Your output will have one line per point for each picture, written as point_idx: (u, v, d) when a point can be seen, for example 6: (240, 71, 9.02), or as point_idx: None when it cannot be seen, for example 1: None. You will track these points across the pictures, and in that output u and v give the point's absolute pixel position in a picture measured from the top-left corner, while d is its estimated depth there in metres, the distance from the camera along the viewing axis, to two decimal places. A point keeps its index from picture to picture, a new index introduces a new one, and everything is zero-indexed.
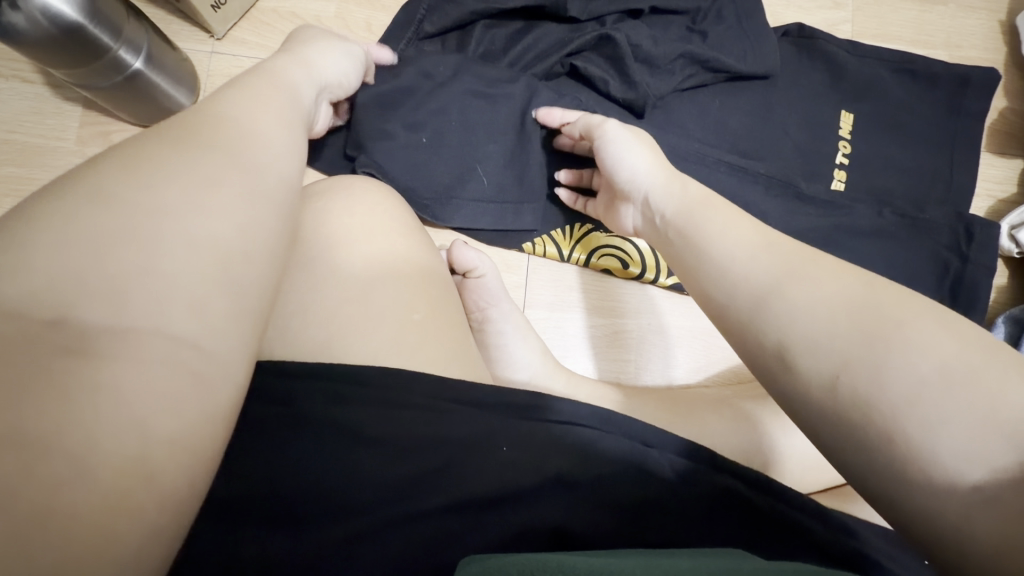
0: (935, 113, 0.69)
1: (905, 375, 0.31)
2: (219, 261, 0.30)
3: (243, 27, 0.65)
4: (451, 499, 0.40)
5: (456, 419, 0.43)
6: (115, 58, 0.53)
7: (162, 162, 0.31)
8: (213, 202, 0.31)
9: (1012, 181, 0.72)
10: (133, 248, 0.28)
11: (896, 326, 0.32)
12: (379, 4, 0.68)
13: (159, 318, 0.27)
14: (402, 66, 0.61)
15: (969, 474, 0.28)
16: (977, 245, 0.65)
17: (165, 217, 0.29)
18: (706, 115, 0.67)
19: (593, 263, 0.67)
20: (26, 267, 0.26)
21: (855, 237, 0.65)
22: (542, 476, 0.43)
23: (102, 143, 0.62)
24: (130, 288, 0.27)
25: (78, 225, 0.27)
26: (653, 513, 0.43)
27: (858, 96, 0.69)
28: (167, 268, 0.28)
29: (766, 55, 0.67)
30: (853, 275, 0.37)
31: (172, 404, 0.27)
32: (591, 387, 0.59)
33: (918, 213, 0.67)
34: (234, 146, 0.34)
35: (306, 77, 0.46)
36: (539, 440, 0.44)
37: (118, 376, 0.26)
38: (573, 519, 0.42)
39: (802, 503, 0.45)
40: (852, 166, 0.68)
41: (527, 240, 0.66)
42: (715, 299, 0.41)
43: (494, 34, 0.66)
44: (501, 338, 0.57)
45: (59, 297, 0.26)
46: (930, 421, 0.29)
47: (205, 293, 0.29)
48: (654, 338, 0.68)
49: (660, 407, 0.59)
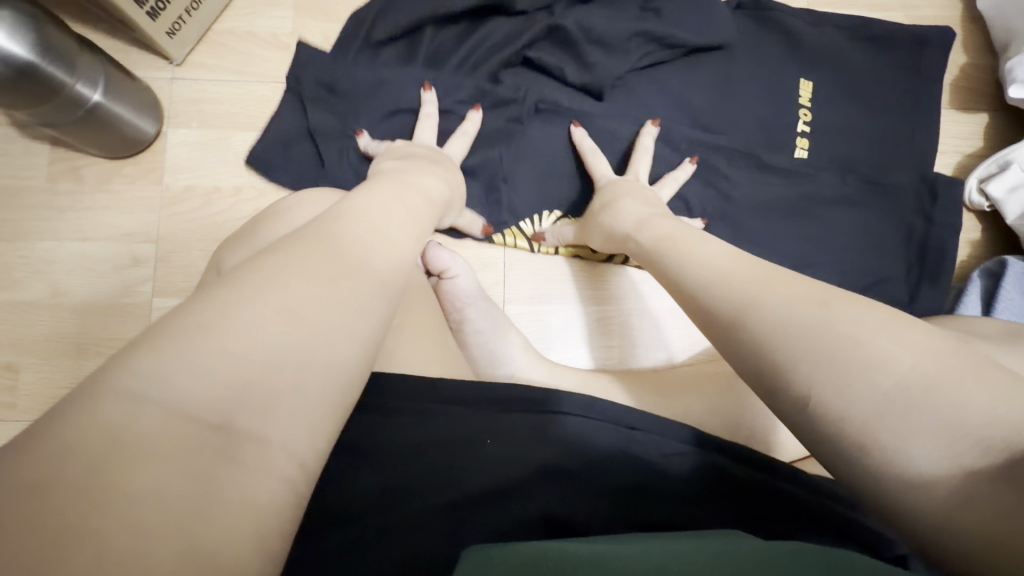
0: (896, 76, 0.69)
1: (867, 390, 0.27)
2: (344, 359, 0.27)
3: (202, 51, 0.65)
4: (445, 499, 0.41)
5: (443, 420, 0.44)
6: (73, 93, 0.54)
7: (305, 254, 0.29)
8: (356, 306, 0.29)
9: (978, 137, 0.71)
10: (280, 344, 0.25)
11: (851, 346, 0.28)
12: (336, 15, 0.66)
13: (288, 427, 0.24)
14: (352, 74, 0.63)
15: (943, 483, 0.25)
16: (940, 205, 0.67)
17: (312, 315, 0.27)
18: (667, 93, 0.67)
19: (565, 251, 0.67)
20: (179, 350, 0.23)
21: (823, 206, 0.67)
22: (531, 465, 0.43)
23: (72, 178, 0.62)
24: (273, 391, 0.25)
25: (231, 309, 0.25)
26: (648, 494, 0.44)
27: (816, 64, 0.69)
28: (307, 368, 0.26)
29: (721, 25, 0.66)
30: (817, 295, 0.32)
31: (279, 522, 0.23)
32: (575, 376, 0.59)
33: (881, 177, 0.68)
34: (356, 232, 0.32)
35: (436, 180, 0.49)
36: (525, 431, 0.45)
37: (251, 468, 0.23)
38: (563, 504, 0.42)
39: (787, 472, 0.46)
40: (814, 133, 0.68)
41: (498, 232, 0.66)
42: (682, 285, 0.40)
43: (442, 37, 0.65)
44: (480, 337, 0.58)
45: (216, 404, 0.23)
46: (894, 432, 0.26)
47: (328, 400, 0.26)
48: (637, 320, 0.68)
49: (643, 389, 0.60)
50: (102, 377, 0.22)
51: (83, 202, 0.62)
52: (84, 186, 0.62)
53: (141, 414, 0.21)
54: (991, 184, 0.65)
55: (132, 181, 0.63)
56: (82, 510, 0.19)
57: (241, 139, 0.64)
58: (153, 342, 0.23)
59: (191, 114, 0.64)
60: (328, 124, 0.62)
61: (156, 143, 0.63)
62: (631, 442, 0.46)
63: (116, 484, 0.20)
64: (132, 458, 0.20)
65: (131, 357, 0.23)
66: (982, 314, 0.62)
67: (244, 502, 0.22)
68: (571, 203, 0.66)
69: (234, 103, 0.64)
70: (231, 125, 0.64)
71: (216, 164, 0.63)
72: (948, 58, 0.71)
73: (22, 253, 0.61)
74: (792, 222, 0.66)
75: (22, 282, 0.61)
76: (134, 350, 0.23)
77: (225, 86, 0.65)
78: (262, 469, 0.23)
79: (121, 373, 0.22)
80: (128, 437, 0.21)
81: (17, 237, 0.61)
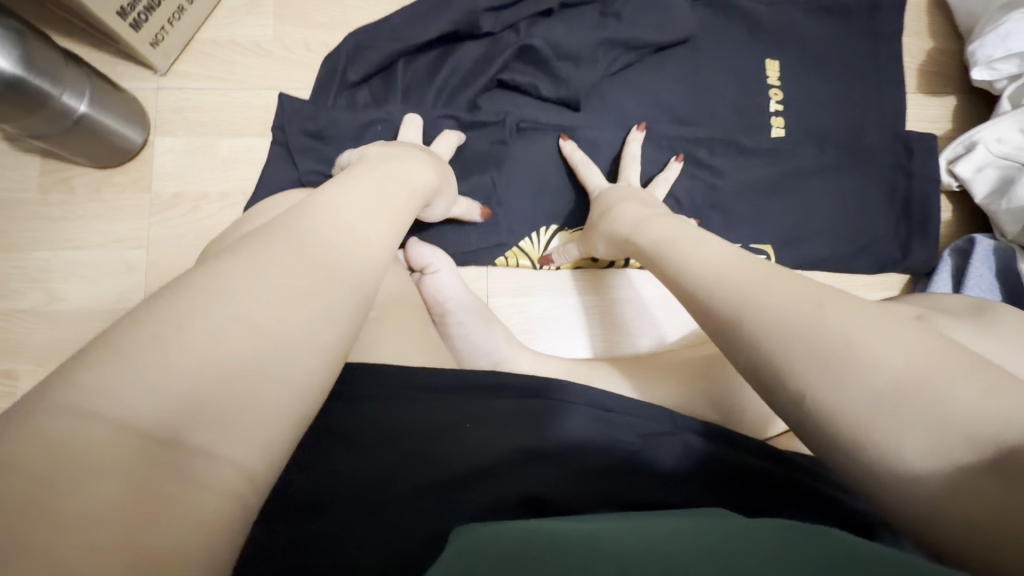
0: (866, 62, 0.70)
1: (861, 390, 0.29)
2: (298, 368, 0.28)
3: (186, 60, 0.66)
4: (435, 477, 0.43)
5: (424, 406, 0.46)
6: (59, 105, 0.55)
7: (262, 260, 0.30)
8: (315, 316, 0.29)
9: (947, 119, 0.72)
10: (232, 359, 0.26)
11: (845, 348, 0.30)
12: (314, 21, 0.68)
13: (239, 439, 0.25)
14: (333, 116, 0.62)
15: (936, 475, 0.27)
16: (918, 160, 0.68)
17: (267, 329, 0.27)
18: (641, 90, 0.68)
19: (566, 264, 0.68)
20: (127, 363, 0.24)
21: (801, 179, 0.68)
22: (516, 445, 0.46)
23: (63, 189, 0.64)
24: (225, 402, 0.25)
25: (183, 320, 0.26)
26: (627, 473, 0.46)
27: (778, 43, 0.70)
28: (261, 383, 0.26)
29: (681, 20, 0.67)
30: (809, 294, 0.33)
31: (227, 530, 0.24)
32: (557, 364, 0.61)
33: (855, 141, 0.69)
34: (321, 232, 0.32)
35: (425, 166, 0.48)
36: (503, 412, 0.47)
37: (198, 479, 0.24)
38: (548, 484, 0.44)
39: (757, 449, 0.49)
40: (788, 111, 0.70)
41: (500, 255, 0.66)
42: (671, 264, 0.43)
43: (415, 69, 0.66)
44: (463, 328, 0.59)
45: (165, 418, 0.24)
46: (887, 429, 0.28)
47: (281, 409, 0.27)
48: (620, 306, 0.69)
49: (621, 371, 0.61)
50: (50, 391, 0.23)
51: (74, 211, 0.64)
52: (76, 196, 0.64)
53: (87, 431, 0.22)
54: (959, 165, 0.67)
55: (122, 189, 0.65)
56: (24, 529, 0.20)
57: (227, 145, 0.66)
58: (102, 355, 0.24)
59: (176, 123, 0.66)
60: (318, 172, 0.62)
61: (143, 151, 0.65)
62: (609, 424, 0.48)
63: (61, 501, 0.21)
64: (77, 476, 0.21)
65: (79, 372, 0.24)
66: (953, 291, 0.64)
67: (191, 514, 0.23)
68: (567, 215, 0.67)
69: (219, 110, 0.66)
70: (216, 132, 0.66)
71: (203, 170, 0.65)
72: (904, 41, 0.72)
73: (16, 262, 0.63)
74: (777, 199, 0.68)
75: (18, 290, 0.62)
76: (84, 363, 0.24)
77: (209, 93, 0.66)
78: (209, 479, 0.24)
79: (68, 390, 0.23)
80: (74, 456, 0.22)
81: (11, 247, 0.63)
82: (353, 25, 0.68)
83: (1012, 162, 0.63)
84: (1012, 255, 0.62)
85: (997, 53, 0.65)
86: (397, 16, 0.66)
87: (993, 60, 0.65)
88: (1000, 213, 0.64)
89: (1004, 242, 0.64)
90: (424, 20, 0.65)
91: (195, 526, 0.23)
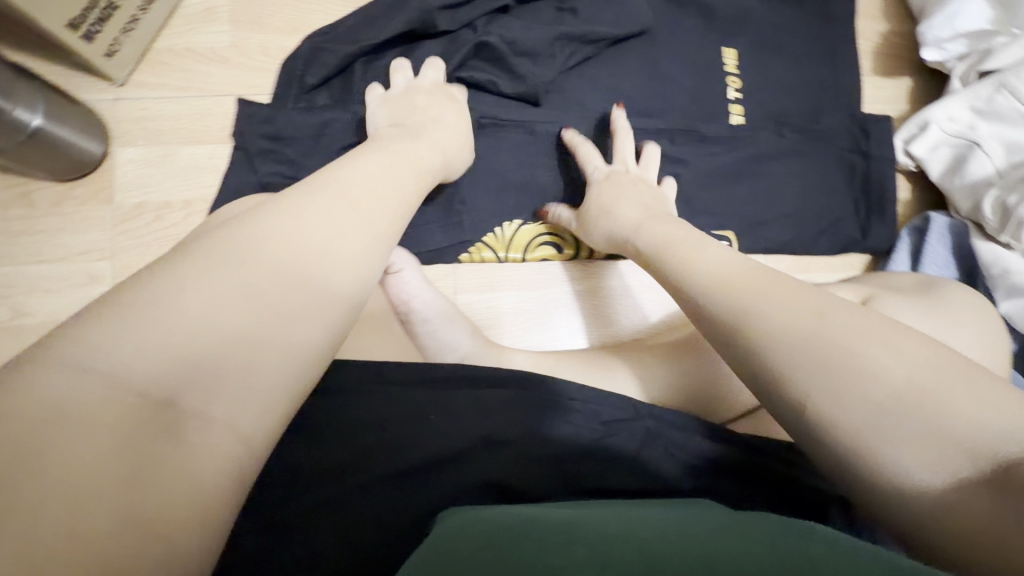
0: (820, 46, 0.71)
1: (860, 403, 0.31)
2: (292, 340, 0.31)
3: (143, 70, 0.66)
4: (389, 470, 0.45)
5: (381, 399, 0.49)
6: (13, 118, 0.56)
7: (257, 234, 0.32)
8: (307, 288, 0.32)
9: (903, 100, 0.74)
10: (228, 329, 0.29)
11: (852, 359, 0.32)
12: (270, 25, 0.68)
13: (230, 406, 0.28)
14: (292, 118, 0.62)
15: (932, 482, 0.29)
16: (875, 141, 0.69)
17: (264, 302, 0.30)
18: (600, 83, 0.69)
19: (531, 257, 0.67)
20: (129, 326, 0.27)
21: (763, 163, 0.68)
22: (472, 437, 0.48)
23: (23, 204, 0.64)
24: (218, 367, 0.29)
25: (179, 289, 0.29)
26: (586, 459, 0.49)
27: (734, 31, 0.71)
28: (253, 354, 0.29)
29: (636, 13, 0.68)
30: (810, 302, 0.35)
31: (221, 486, 0.27)
32: (523, 357, 0.61)
33: (812, 124, 0.69)
34: (320, 204, 0.34)
35: (428, 150, 0.50)
36: (463, 404, 0.50)
37: (190, 434, 0.27)
38: (507, 471, 0.47)
39: (723, 435, 0.51)
40: (746, 98, 0.70)
41: (463, 251, 0.66)
42: (660, 261, 0.44)
43: (374, 71, 0.66)
44: (429, 325, 0.60)
45: (163, 379, 0.27)
46: (884, 440, 0.30)
47: (273, 377, 0.30)
48: (586, 297, 0.69)
49: (588, 360, 0.62)
50: (56, 350, 0.26)
51: (35, 226, 0.64)
52: (36, 211, 0.64)
53: (90, 387, 0.25)
54: (916, 146, 0.67)
55: (83, 202, 0.65)
56: (29, 470, 0.23)
57: (188, 153, 0.66)
58: (105, 317, 0.27)
59: (136, 132, 0.66)
60: (279, 174, 0.62)
61: (104, 163, 0.65)
62: (566, 412, 0.51)
63: (60, 450, 0.23)
64: (78, 428, 0.24)
65: (86, 331, 0.27)
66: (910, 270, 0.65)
67: (180, 467, 0.26)
68: (533, 210, 0.66)
69: (178, 119, 0.66)
70: (176, 140, 0.66)
71: (165, 180, 0.65)
72: (857, 25, 0.74)
73: None
74: (738, 185, 0.68)
75: None
76: (92, 321, 0.27)
77: (168, 102, 0.66)
78: (200, 437, 0.27)
79: (71, 348, 0.26)
80: (75, 410, 0.25)
81: None
82: (309, 28, 0.68)
83: (963, 140, 0.65)
84: (966, 230, 0.64)
85: (945, 34, 0.67)
86: (353, 19, 0.66)
87: (942, 40, 0.67)
88: (955, 190, 0.65)
89: (958, 219, 0.65)
90: (381, 22, 0.65)
91: (185, 485, 0.26)
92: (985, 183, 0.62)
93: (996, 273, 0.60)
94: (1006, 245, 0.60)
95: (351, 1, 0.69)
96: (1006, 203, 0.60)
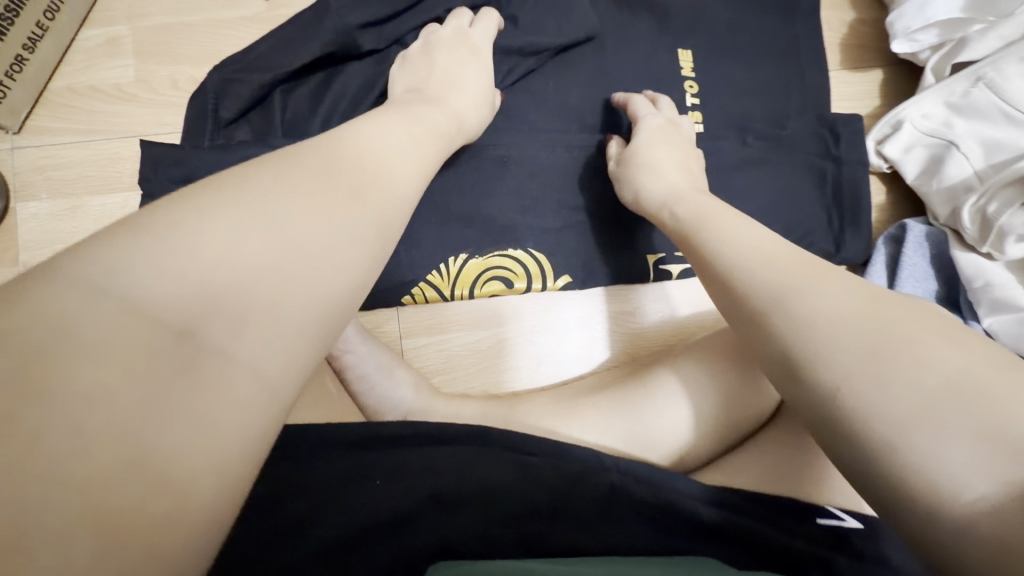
0: (781, 41, 0.66)
1: (911, 390, 0.28)
2: (319, 290, 0.28)
3: (42, 114, 0.61)
4: (338, 534, 0.43)
5: (323, 461, 0.47)
6: None
7: (291, 174, 0.30)
8: (335, 231, 0.30)
9: (874, 95, 0.68)
10: (252, 262, 0.27)
11: (900, 344, 0.30)
12: (179, 55, 0.62)
13: (254, 348, 0.26)
14: (205, 160, 0.56)
15: (978, 490, 0.26)
16: (845, 145, 0.63)
17: (291, 238, 0.28)
18: (546, 99, 0.63)
19: (479, 293, 0.62)
20: (146, 252, 0.25)
21: (728, 176, 0.62)
22: (420, 498, 0.45)
23: None
24: (241, 308, 0.26)
25: (203, 216, 0.27)
26: (552, 517, 0.46)
27: (689, 31, 0.65)
28: (279, 294, 0.27)
29: (581, 18, 0.62)
30: (855, 289, 0.34)
31: (240, 438, 0.25)
32: (474, 407, 0.57)
33: (777, 129, 0.64)
34: (349, 168, 0.33)
35: (424, 128, 0.43)
36: (411, 466, 0.47)
37: (212, 373, 0.25)
38: (457, 533, 0.44)
39: (729, 501, 0.48)
40: (705, 103, 0.64)
41: (405, 293, 0.61)
42: (693, 245, 0.43)
43: (295, 99, 0.60)
44: (367, 382, 0.56)
45: (183, 313, 0.25)
46: (928, 434, 0.27)
47: (297, 328, 0.27)
48: (541, 333, 0.64)
49: (546, 403, 0.58)
50: (71, 269, 0.24)
51: None
52: None
53: (102, 311, 0.23)
54: (888, 146, 0.62)
55: None
56: (34, 395, 0.21)
57: (97, 204, 0.60)
58: (124, 239, 0.25)
59: (38, 184, 0.60)
60: None
61: (5, 220, 0.59)
62: (526, 466, 0.48)
63: (62, 377, 0.21)
64: (83, 357, 0.22)
65: (97, 252, 0.25)
66: (887, 285, 0.60)
67: (197, 410, 0.24)
68: (478, 243, 0.60)
69: (85, 166, 0.60)
70: (84, 190, 0.60)
71: (72, 235, 0.59)
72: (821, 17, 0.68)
73: None
74: None
75: None
76: (109, 241, 0.25)
77: (72, 148, 0.61)
78: (223, 380, 0.25)
79: (88, 267, 0.24)
80: (85, 335, 0.23)
81: None
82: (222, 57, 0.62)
83: (939, 139, 0.59)
84: (945, 239, 0.60)
85: (915, 24, 0.61)
86: (267, 42, 0.60)
87: (913, 31, 0.61)
88: (932, 195, 0.60)
89: (935, 227, 0.61)
90: (299, 44, 0.59)
91: (201, 433, 0.23)
92: (964, 187, 0.58)
93: (979, 286, 0.56)
94: (987, 255, 0.56)
95: (267, 22, 0.63)
96: (986, 211, 0.55)
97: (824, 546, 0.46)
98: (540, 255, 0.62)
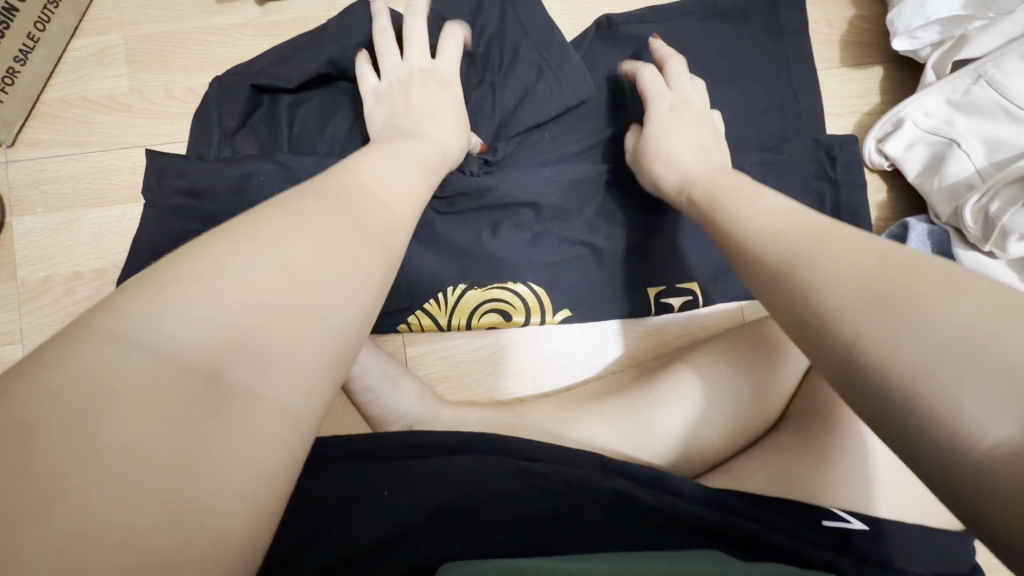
0: (783, 40, 0.65)
1: (918, 339, 0.26)
2: (338, 324, 0.28)
3: (35, 126, 0.60)
4: (347, 551, 0.43)
5: (331, 475, 0.46)
6: None
7: (302, 212, 0.30)
8: (348, 266, 0.29)
9: (875, 92, 0.68)
10: (270, 302, 0.26)
11: (910, 293, 0.27)
12: (174, 63, 0.61)
13: (279, 385, 0.26)
14: (206, 174, 0.55)
15: (993, 434, 0.23)
16: (842, 166, 0.63)
17: (303, 275, 0.28)
18: (541, 159, 0.63)
19: (476, 324, 0.62)
20: (169, 299, 0.25)
21: None
22: (423, 513, 0.44)
23: None
24: (266, 348, 0.26)
25: (223, 263, 0.26)
26: (558, 525, 0.46)
27: (688, 38, 0.65)
28: (298, 335, 0.27)
29: (578, 80, 0.61)
30: (868, 246, 0.31)
31: (268, 474, 0.24)
32: (481, 416, 0.57)
33: (774, 142, 0.65)
34: (357, 203, 0.33)
35: (411, 162, 0.42)
36: (417, 475, 0.46)
37: (239, 413, 0.24)
38: (466, 544, 0.44)
39: (729, 501, 0.48)
40: None
41: (402, 320, 0.61)
42: (711, 216, 0.43)
43: (299, 112, 0.60)
44: (373, 393, 0.56)
45: (209, 356, 0.25)
46: (944, 384, 0.25)
47: (317, 363, 0.27)
48: (544, 337, 0.64)
49: (553, 408, 0.58)
50: (96, 321, 0.24)
51: None
52: None
53: (133, 361, 0.23)
54: (889, 144, 0.62)
55: None
56: (69, 450, 0.21)
57: (93, 216, 0.59)
58: (146, 287, 0.25)
59: (34, 198, 0.59)
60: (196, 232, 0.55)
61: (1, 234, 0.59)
62: (532, 477, 0.47)
63: (95, 431, 0.21)
64: (116, 405, 0.22)
65: (121, 300, 0.25)
66: None
67: (228, 451, 0.24)
68: (477, 277, 0.61)
69: (78, 178, 0.60)
70: (80, 203, 0.59)
71: (70, 248, 0.59)
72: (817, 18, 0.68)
73: None
74: None
75: None
76: (130, 293, 0.25)
77: (66, 161, 0.60)
78: (251, 419, 0.25)
79: (114, 318, 0.24)
80: (115, 387, 0.22)
81: None
82: (216, 65, 0.62)
83: (941, 137, 0.59)
84: (946, 237, 0.60)
85: (915, 22, 0.60)
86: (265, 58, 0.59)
87: (913, 29, 0.61)
88: (932, 193, 0.60)
89: (938, 226, 0.60)
90: (300, 62, 0.59)
91: (236, 474, 0.23)
92: (967, 185, 0.58)
93: None
94: (989, 253, 0.57)
95: (261, 28, 0.62)
96: (987, 210, 0.55)
97: (830, 550, 0.45)
98: (540, 290, 0.62)
